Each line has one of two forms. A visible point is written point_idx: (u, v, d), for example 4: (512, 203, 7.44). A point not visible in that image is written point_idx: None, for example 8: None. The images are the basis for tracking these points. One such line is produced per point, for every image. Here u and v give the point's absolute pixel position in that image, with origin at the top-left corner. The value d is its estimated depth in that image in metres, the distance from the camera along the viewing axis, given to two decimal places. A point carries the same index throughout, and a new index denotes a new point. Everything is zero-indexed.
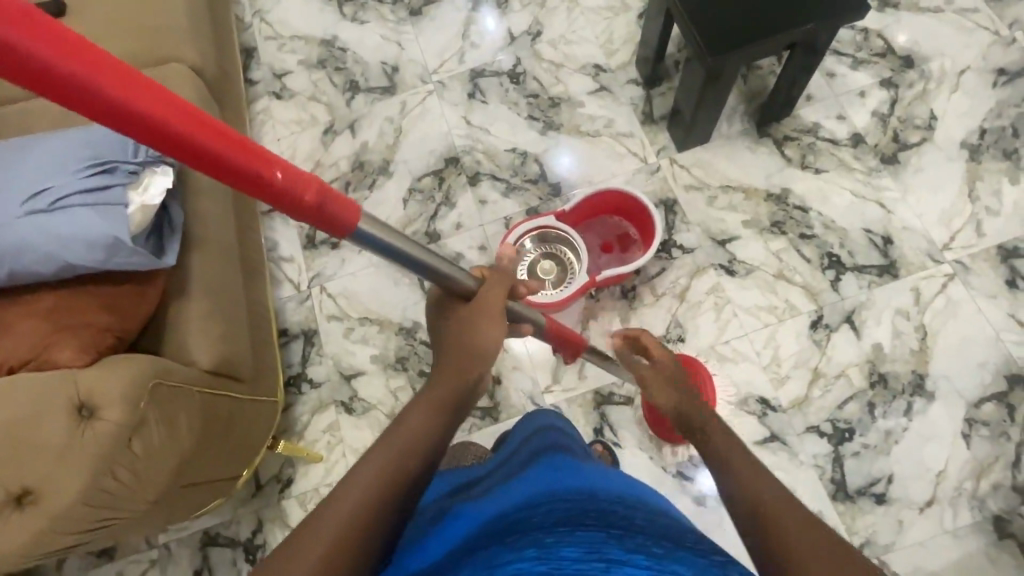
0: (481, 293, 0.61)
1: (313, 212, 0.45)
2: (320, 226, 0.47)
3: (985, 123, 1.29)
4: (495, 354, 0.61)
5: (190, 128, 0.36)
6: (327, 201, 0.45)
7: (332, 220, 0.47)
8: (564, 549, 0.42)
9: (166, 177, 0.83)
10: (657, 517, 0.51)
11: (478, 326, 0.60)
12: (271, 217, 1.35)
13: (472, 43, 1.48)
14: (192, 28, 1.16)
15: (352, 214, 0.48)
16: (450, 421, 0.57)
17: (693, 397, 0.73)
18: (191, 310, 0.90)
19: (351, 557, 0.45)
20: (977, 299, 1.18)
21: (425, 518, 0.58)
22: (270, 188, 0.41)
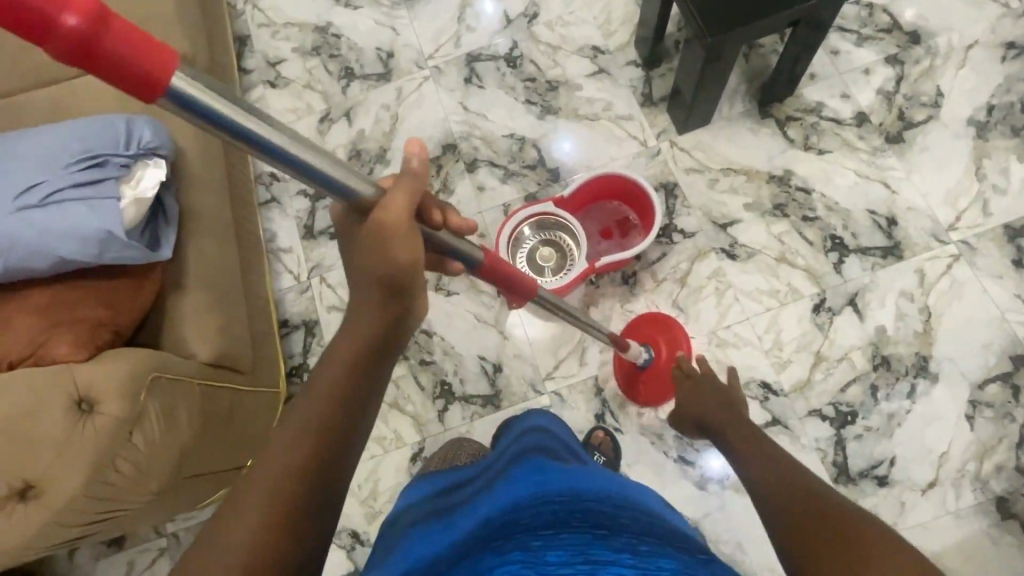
0: (381, 211, 0.52)
1: (100, 60, 0.35)
2: (114, 82, 0.37)
3: (993, 99, 1.26)
4: (416, 268, 0.55)
5: None
6: (116, 46, 0.36)
7: (130, 74, 0.37)
8: (550, 552, 0.43)
9: (158, 170, 0.85)
10: (642, 515, 0.52)
11: (384, 247, 0.53)
12: (268, 208, 1.34)
13: (468, 27, 1.46)
14: (182, 15, 1.14)
15: (159, 66, 0.38)
16: (377, 360, 0.56)
17: (727, 411, 0.92)
18: (189, 304, 0.90)
19: (286, 509, 0.47)
20: (982, 280, 1.16)
21: (411, 524, 0.58)
22: (34, 20, 0.32)
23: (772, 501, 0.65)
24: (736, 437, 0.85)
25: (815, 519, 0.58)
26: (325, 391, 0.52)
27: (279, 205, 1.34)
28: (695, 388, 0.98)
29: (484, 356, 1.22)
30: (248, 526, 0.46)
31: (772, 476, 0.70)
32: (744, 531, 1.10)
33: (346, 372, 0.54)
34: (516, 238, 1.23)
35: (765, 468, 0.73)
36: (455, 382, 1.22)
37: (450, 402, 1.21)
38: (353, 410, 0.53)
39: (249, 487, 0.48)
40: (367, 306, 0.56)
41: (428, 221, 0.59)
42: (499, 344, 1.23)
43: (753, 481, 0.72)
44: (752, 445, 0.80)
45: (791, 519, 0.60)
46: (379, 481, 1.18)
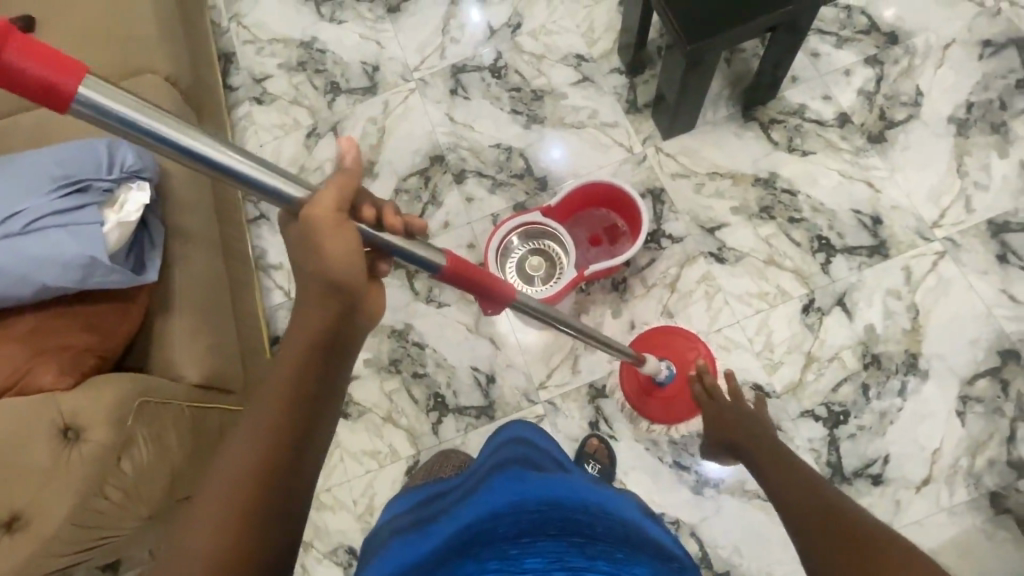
0: (309, 208, 0.51)
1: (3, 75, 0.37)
2: (22, 92, 0.38)
3: (972, 96, 1.28)
4: (359, 259, 0.53)
5: None
6: (17, 59, 0.37)
7: (38, 84, 0.38)
8: (527, 560, 0.43)
9: (142, 193, 0.84)
10: (621, 519, 0.52)
11: (313, 237, 0.51)
12: (258, 224, 1.36)
13: (452, 38, 1.47)
14: (165, 33, 1.13)
15: (64, 76, 0.39)
16: (329, 356, 0.55)
17: (757, 429, 0.93)
18: (177, 328, 0.89)
19: (248, 516, 0.47)
20: (968, 276, 1.17)
21: (386, 538, 0.58)
22: None
23: (797, 531, 0.66)
24: (757, 452, 0.87)
25: (836, 544, 0.59)
26: (275, 393, 0.52)
27: (268, 222, 1.36)
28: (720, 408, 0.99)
29: (477, 366, 1.22)
30: (199, 546, 0.45)
31: (794, 500, 0.71)
32: (742, 534, 1.09)
33: (295, 379, 0.52)
34: (505, 248, 1.23)
35: (788, 489, 0.74)
36: (449, 394, 1.22)
37: (444, 415, 1.21)
38: (304, 419, 0.52)
39: (208, 492, 0.48)
40: (310, 301, 0.54)
41: (364, 219, 0.56)
42: (492, 354, 1.23)
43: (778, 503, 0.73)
44: (778, 461, 0.82)
45: (814, 548, 0.61)
46: (374, 497, 1.18)
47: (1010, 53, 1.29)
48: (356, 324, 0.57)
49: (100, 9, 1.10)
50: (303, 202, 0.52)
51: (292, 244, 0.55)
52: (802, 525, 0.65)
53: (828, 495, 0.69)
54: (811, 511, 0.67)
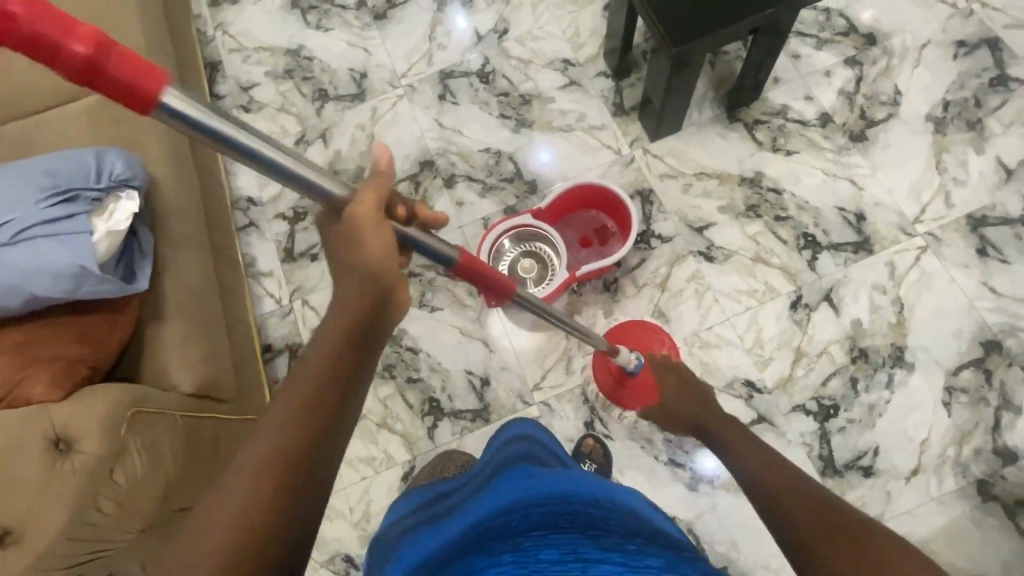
0: (353, 207, 0.56)
1: (101, 81, 0.42)
2: (115, 96, 0.43)
3: (948, 95, 1.31)
4: (392, 258, 0.57)
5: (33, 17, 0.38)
6: (113, 66, 0.42)
7: (128, 89, 0.43)
8: (542, 552, 0.45)
9: (131, 202, 0.84)
10: (631, 515, 0.53)
11: (357, 236, 0.55)
12: (247, 232, 1.40)
13: (439, 44, 1.48)
14: (150, 41, 1.13)
15: (151, 81, 0.44)
16: (359, 349, 0.55)
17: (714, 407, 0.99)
18: (169, 338, 0.89)
19: (270, 508, 0.47)
20: (950, 269, 1.20)
21: (395, 538, 0.58)
22: (49, 47, 0.39)
23: (783, 527, 0.61)
24: (734, 442, 0.84)
25: (837, 544, 0.54)
26: (303, 385, 0.51)
27: (258, 229, 1.40)
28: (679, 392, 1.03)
29: (471, 370, 1.23)
30: (215, 541, 0.45)
31: (777, 490, 0.66)
32: (738, 530, 1.10)
33: (322, 374, 0.52)
34: (497, 251, 1.23)
35: (771, 478, 0.69)
36: (444, 399, 1.22)
37: (439, 419, 1.21)
38: (332, 416, 0.52)
39: (228, 480, 0.47)
40: (347, 294, 0.56)
41: (396, 217, 0.60)
42: (485, 357, 1.23)
43: (757, 494, 0.69)
44: (755, 452, 0.78)
45: (810, 548, 0.56)
46: (371, 503, 1.17)
47: (984, 52, 1.33)
48: (381, 320, 0.58)
49: (83, 17, 1.10)
50: (346, 201, 0.56)
51: (332, 241, 0.58)
52: (793, 520, 0.61)
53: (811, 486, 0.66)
54: (801, 505, 0.62)
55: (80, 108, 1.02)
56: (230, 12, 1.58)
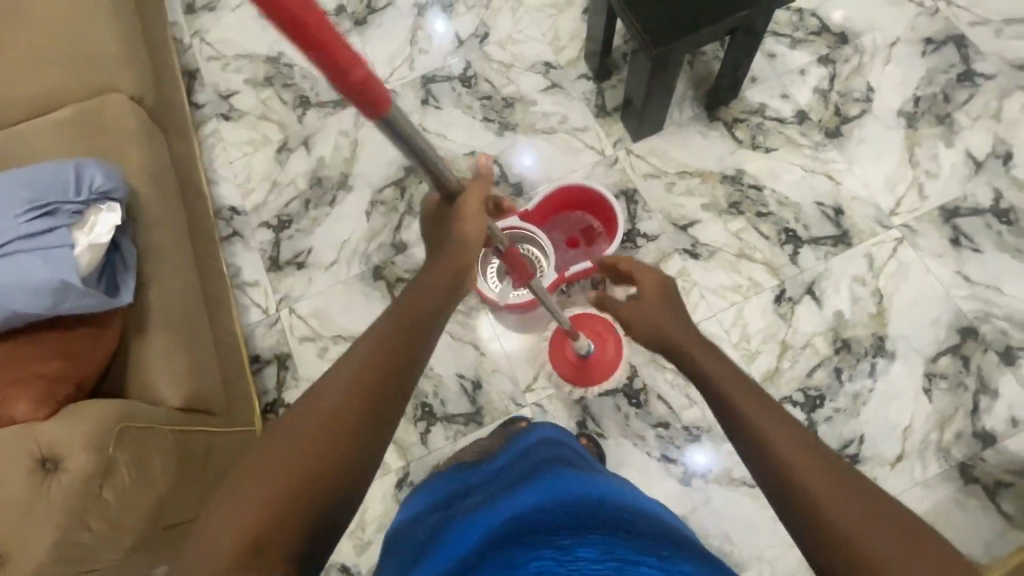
0: (467, 195, 0.67)
1: (357, 93, 0.49)
2: (358, 102, 0.50)
3: (918, 91, 1.35)
4: (478, 247, 0.68)
5: (337, 47, 0.43)
6: (365, 85, 0.48)
7: (367, 100, 0.50)
8: (581, 550, 0.43)
9: (113, 214, 0.82)
10: (655, 521, 0.53)
11: (455, 223, 0.67)
12: (231, 242, 1.39)
13: (421, 49, 1.49)
14: (128, 51, 1.10)
15: (381, 98, 0.51)
16: (407, 346, 0.57)
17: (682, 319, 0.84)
18: (154, 351, 0.87)
19: (298, 492, 0.47)
20: (925, 259, 1.23)
21: (427, 533, 0.60)
22: (340, 68, 0.45)
23: (796, 506, 0.51)
24: (721, 376, 0.69)
25: (889, 541, 0.45)
26: (346, 378, 0.53)
27: (242, 238, 1.39)
28: (644, 307, 0.87)
29: (463, 373, 1.23)
30: (247, 514, 0.46)
31: (785, 452, 0.54)
32: (732, 523, 1.12)
33: (369, 362, 0.55)
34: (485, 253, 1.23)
35: (774, 433, 0.57)
36: (436, 403, 1.21)
37: (432, 424, 1.20)
38: (375, 409, 0.53)
39: (262, 459, 0.49)
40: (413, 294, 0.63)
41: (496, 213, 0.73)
42: (476, 359, 1.23)
43: (754, 453, 0.57)
44: (744, 391, 0.65)
45: (851, 542, 0.46)
46: (365, 511, 1.16)
47: (950, 49, 1.37)
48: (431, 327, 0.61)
49: (56, 26, 1.07)
50: (457, 191, 0.67)
51: (437, 227, 0.70)
52: (816, 495, 0.50)
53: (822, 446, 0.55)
54: (822, 475, 0.51)
55: (58, 120, 1.02)
56: (207, 20, 1.57)
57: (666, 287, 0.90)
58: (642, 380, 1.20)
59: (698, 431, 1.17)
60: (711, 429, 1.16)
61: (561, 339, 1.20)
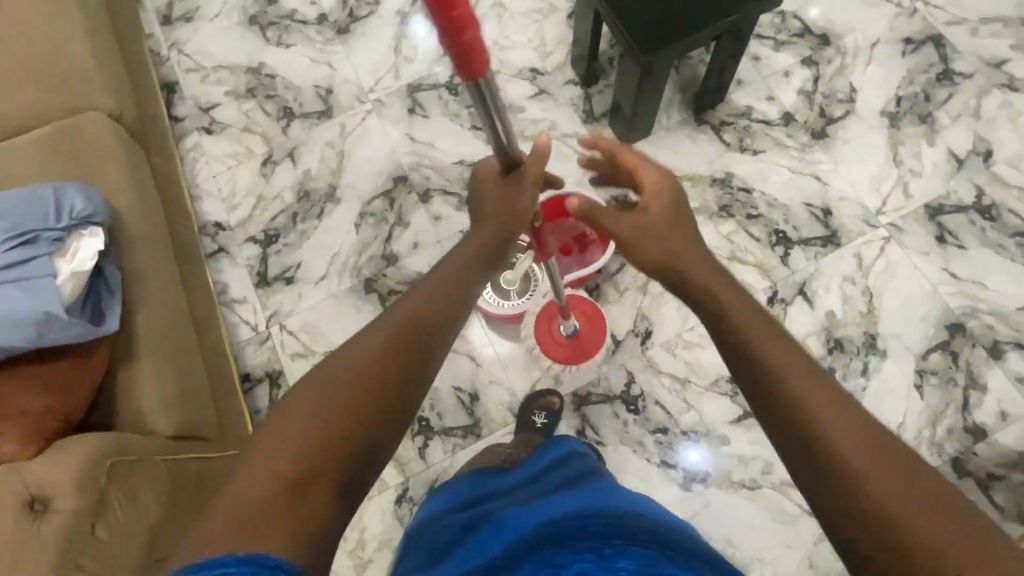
0: (530, 160, 0.75)
1: (464, 59, 0.56)
2: (462, 69, 0.58)
3: (900, 91, 1.37)
4: (524, 220, 0.77)
5: (460, 16, 0.52)
6: (473, 54, 0.56)
7: (471, 68, 0.57)
8: (621, 560, 0.47)
9: (95, 240, 0.80)
10: (685, 535, 0.55)
11: (513, 202, 0.75)
12: (217, 258, 1.36)
13: (405, 57, 1.47)
14: (103, 67, 1.07)
15: (481, 68, 0.58)
16: (411, 344, 0.60)
17: (688, 238, 0.77)
18: (143, 377, 0.85)
19: (297, 479, 0.48)
20: (912, 257, 1.25)
21: (456, 533, 0.62)
22: (459, 34, 0.53)
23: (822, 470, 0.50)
24: (745, 312, 0.65)
25: (926, 514, 0.45)
26: (345, 371, 0.55)
27: (228, 254, 1.36)
28: (648, 221, 0.79)
29: (459, 386, 1.22)
30: (239, 500, 0.46)
31: (819, 412, 0.52)
32: (733, 526, 1.12)
33: (375, 358, 0.57)
34: None
35: (809, 390, 0.55)
36: (433, 417, 1.20)
37: (430, 438, 1.19)
38: (375, 406, 0.55)
39: (266, 443, 0.50)
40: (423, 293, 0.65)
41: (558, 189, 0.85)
42: (473, 371, 1.22)
43: (782, 412, 0.55)
44: (772, 330, 0.62)
45: (886, 513, 0.46)
46: (364, 530, 1.14)
47: (929, 48, 1.40)
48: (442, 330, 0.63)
49: (27, 43, 1.04)
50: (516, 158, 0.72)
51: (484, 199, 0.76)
52: (854, 463, 0.49)
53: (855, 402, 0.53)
54: (857, 437, 0.50)
55: (33, 141, 0.99)
56: (185, 31, 1.53)
57: (673, 199, 0.80)
58: (639, 386, 1.20)
59: (697, 436, 1.17)
60: (709, 432, 1.17)
61: (549, 316, 1.20)
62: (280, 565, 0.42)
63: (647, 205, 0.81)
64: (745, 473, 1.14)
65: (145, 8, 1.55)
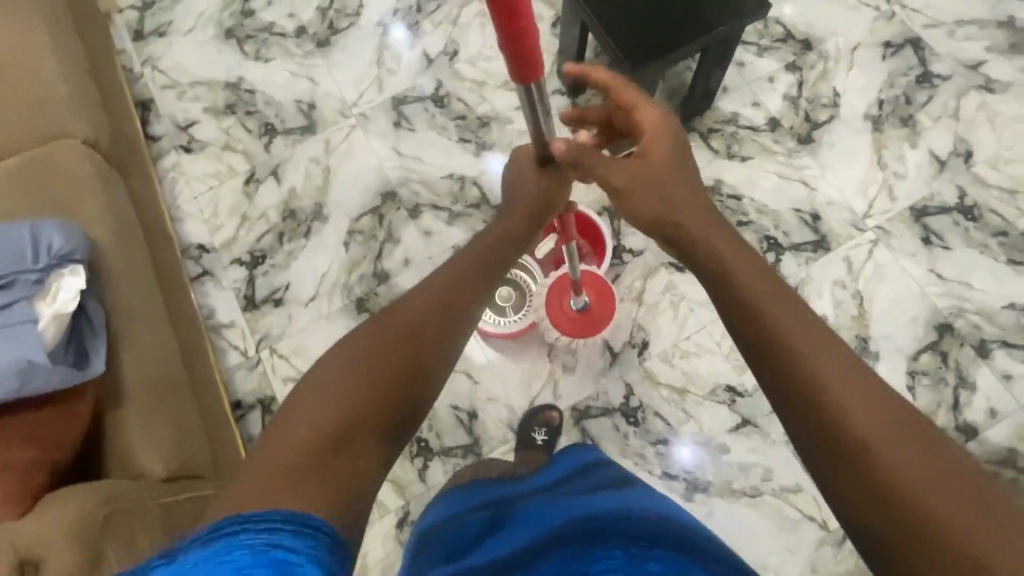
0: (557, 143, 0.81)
1: (521, 69, 0.60)
2: (518, 75, 0.62)
3: (882, 94, 1.39)
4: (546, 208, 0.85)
5: (526, 31, 0.55)
6: (529, 65, 0.60)
7: (525, 75, 0.61)
8: (649, 563, 0.50)
9: (75, 279, 0.79)
10: (707, 538, 0.58)
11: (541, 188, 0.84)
12: (202, 282, 1.32)
13: (389, 69, 1.44)
14: (76, 94, 1.03)
15: (534, 76, 0.62)
16: (410, 346, 0.59)
17: (689, 194, 0.76)
18: (131, 421, 0.82)
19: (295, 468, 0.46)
20: (900, 259, 1.27)
21: (476, 530, 0.65)
22: (520, 48, 0.57)
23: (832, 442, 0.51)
24: (758, 282, 0.64)
25: (943, 495, 0.45)
26: (341, 369, 0.55)
27: (212, 277, 1.33)
28: (649, 169, 0.77)
29: (457, 405, 1.20)
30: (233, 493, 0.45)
31: (828, 384, 0.53)
32: (736, 534, 1.13)
33: (373, 355, 0.57)
34: None
35: (817, 366, 0.55)
36: (432, 437, 1.19)
37: (430, 459, 1.17)
38: (373, 403, 0.54)
39: (268, 439, 0.50)
40: (422, 293, 0.65)
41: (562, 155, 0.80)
42: (470, 390, 1.21)
43: (790, 391, 0.55)
44: (782, 305, 0.61)
45: (899, 489, 0.46)
46: (366, 556, 1.13)
47: (908, 51, 1.42)
48: (445, 330, 0.63)
49: None
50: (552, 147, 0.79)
51: (515, 190, 0.85)
52: (866, 441, 0.49)
53: (870, 374, 0.54)
54: (867, 410, 0.51)
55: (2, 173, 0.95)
56: (158, 46, 1.48)
57: (671, 139, 0.80)
58: (638, 398, 1.20)
59: (698, 445, 1.17)
60: (709, 441, 1.17)
61: (561, 288, 1.18)
62: (322, 527, 0.42)
63: (646, 151, 0.79)
64: (745, 481, 1.15)
65: (115, 23, 1.50)
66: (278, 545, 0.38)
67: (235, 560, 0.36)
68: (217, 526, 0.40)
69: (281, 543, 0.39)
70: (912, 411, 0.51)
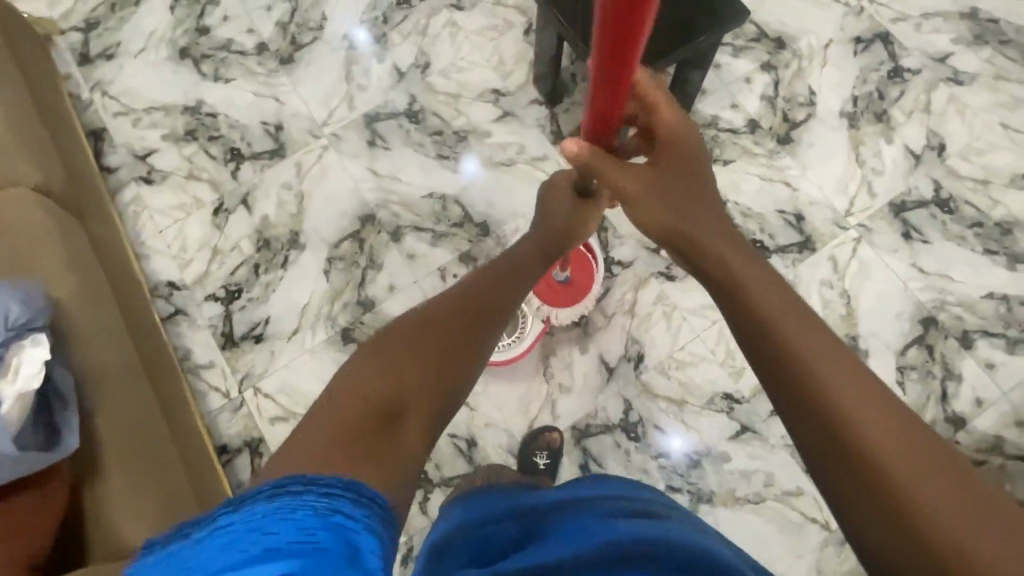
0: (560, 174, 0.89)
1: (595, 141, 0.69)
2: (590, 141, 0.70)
3: (855, 90, 1.40)
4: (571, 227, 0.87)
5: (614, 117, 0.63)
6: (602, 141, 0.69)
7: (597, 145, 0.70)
8: None
9: (37, 349, 0.74)
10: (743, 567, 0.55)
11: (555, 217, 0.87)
12: (175, 321, 1.25)
13: (358, 85, 1.38)
14: (24, 138, 0.94)
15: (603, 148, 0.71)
16: (394, 380, 0.56)
17: (690, 206, 0.73)
18: (115, 488, 0.77)
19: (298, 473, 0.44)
20: (883, 256, 1.29)
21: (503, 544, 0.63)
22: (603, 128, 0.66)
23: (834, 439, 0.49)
24: (757, 286, 0.62)
25: (949, 510, 0.44)
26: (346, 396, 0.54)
27: (186, 316, 1.26)
28: (653, 175, 0.75)
29: (454, 433, 1.17)
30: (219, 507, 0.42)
31: (822, 383, 0.52)
32: (742, 542, 1.13)
33: (373, 381, 0.55)
34: None
35: (814, 362, 0.53)
36: (431, 469, 1.15)
37: (430, 491, 1.14)
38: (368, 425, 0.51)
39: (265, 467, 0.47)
40: (425, 321, 0.65)
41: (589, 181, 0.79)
42: (468, 417, 1.18)
43: (785, 391, 0.54)
44: (779, 307, 0.59)
45: (905, 501, 0.45)
46: None
47: (878, 46, 1.43)
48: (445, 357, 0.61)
49: None
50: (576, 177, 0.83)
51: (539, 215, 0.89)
52: (869, 447, 0.48)
53: (869, 382, 0.52)
54: (859, 401, 0.50)
55: None
56: (107, 70, 1.39)
57: (688, 146, 0.77)
58: (637, 413, 1.19)
59: (698, 456, 1.17)
60: (709, 451, 1.17)
61: None
62: (377, 499, 0.41)
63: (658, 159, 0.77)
64: (748, 488, 1.15)
65: (57, 46, 1.40)
66: (338, 510, 0.38)
67: (300, 519, 0.36)
68: (280, 482, 0.39)
69: (343, 509, 0.38)
70: (925, 429, 0.49)
